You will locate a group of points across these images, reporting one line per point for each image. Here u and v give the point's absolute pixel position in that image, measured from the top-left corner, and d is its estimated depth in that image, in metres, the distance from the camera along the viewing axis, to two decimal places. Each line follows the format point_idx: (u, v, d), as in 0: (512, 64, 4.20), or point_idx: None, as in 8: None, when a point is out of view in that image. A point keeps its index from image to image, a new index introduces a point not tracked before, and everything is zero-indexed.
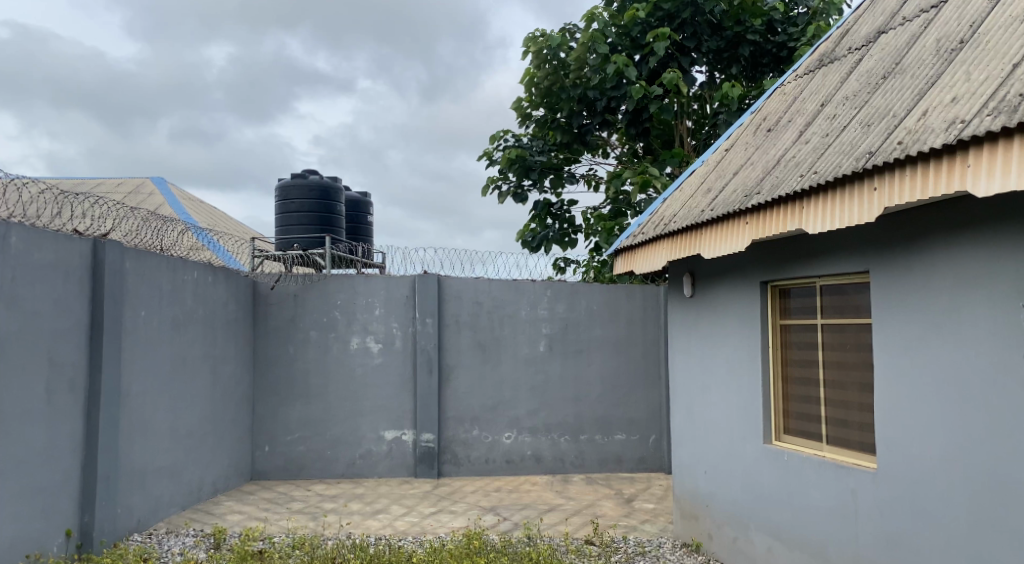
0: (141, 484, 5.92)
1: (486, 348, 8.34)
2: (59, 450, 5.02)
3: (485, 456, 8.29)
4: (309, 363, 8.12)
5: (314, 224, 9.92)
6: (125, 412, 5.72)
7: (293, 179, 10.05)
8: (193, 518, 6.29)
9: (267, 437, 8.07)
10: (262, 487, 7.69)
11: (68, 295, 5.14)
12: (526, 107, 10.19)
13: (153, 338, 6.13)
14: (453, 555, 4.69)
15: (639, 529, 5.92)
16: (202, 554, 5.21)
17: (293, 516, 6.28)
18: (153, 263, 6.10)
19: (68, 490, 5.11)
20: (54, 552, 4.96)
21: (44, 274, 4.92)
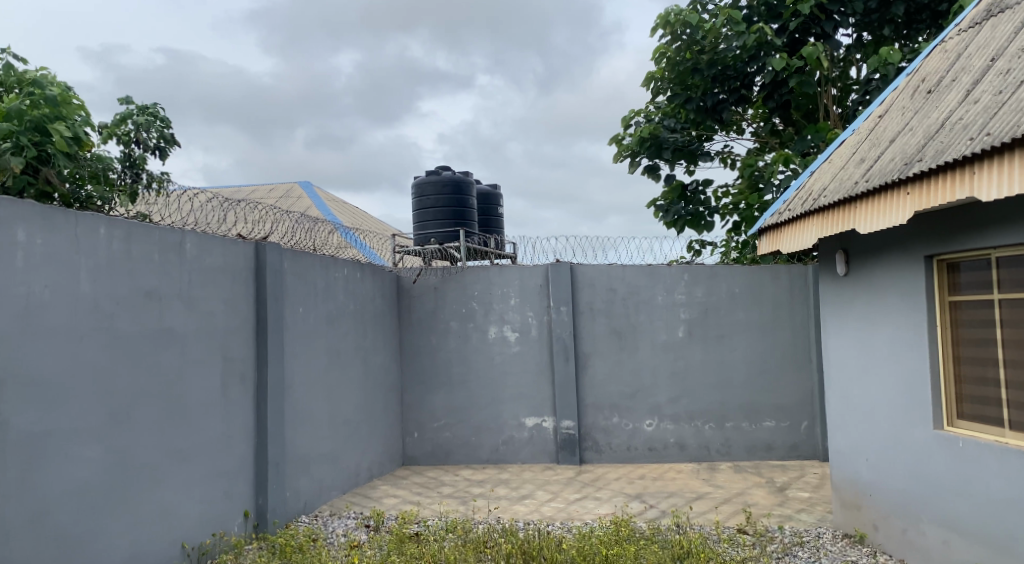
0: (305, 469, 6.34)
1: (623, 335, 8.27)
2: (234, 437, 5.47)
3: (627, 443, 8.23)
4: (450, 352, 8.39)
5: (448, 218, 10.20)
6: (289, 402, 6.14)
7: (427, 176, 10.38)
8: (353, 502, 6.66)
9: (415, 424, 8.41)
10: (413, 472, 8.03)
11: (236, 295, 5.58)
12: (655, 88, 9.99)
13: (310, 332, 6.53)
14: (603, 541, 4.68)
15: (795, 518, 5.69)
16: (363, 535, 5.51)
17: (444, 500, 6.51)
18: (308, 262, 6.51)
19: (243, 475, 5.57)
20: (235, 531, 5.43)
21: (215, 277, 5.36)
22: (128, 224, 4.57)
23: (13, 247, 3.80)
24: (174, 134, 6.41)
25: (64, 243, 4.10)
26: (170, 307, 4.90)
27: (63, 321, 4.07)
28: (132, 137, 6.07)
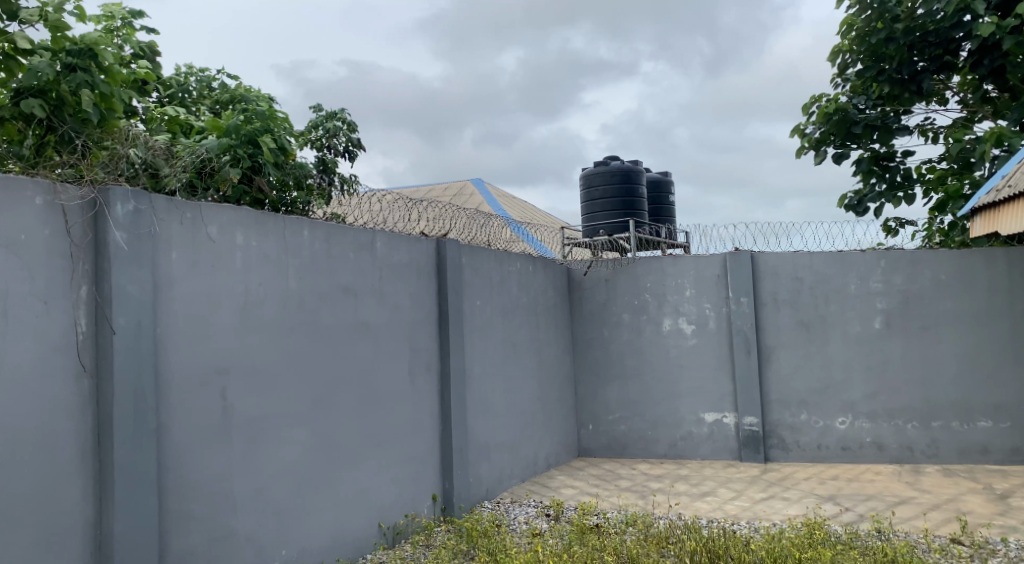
0: (487, 457, 6.55)
1: (810, 326, 7.80)
2: (422, 425, 5.77)
3: (817, 441, 7.76)
4: (624, 344, 8.32)
5: (618, 209, 10.10)
6: (470, 392, 6.37)
7: (596, 167, 10.35)
8: (533, 490, 6.79)
9: (590, 416, 8.43)
10: (590, 464, 8.05)
11: (420, 289, 5.87)
12: (839, 85, 8.93)
13: (488, 325, 6.74)
14: (796, 544, 4.44)
15: (1020, 531, 5.09)
16: (545, 524, 5.61)
17: (623, 493, 6.47)
18: (483, 257, 6.73)
19: (431, 460, 5.85)
20: (425, 513, 5.72)
21: (402, 272, 5.67)
22: (327, 225, 4.93)
23: (233, 249, 4.21)
24: (361, 138, 6.79)
25: (274, 245, 4.50)
26: (363, 301, 5.23)
27: (274, 316, 4.47)
28: (324, 142, 6.59)
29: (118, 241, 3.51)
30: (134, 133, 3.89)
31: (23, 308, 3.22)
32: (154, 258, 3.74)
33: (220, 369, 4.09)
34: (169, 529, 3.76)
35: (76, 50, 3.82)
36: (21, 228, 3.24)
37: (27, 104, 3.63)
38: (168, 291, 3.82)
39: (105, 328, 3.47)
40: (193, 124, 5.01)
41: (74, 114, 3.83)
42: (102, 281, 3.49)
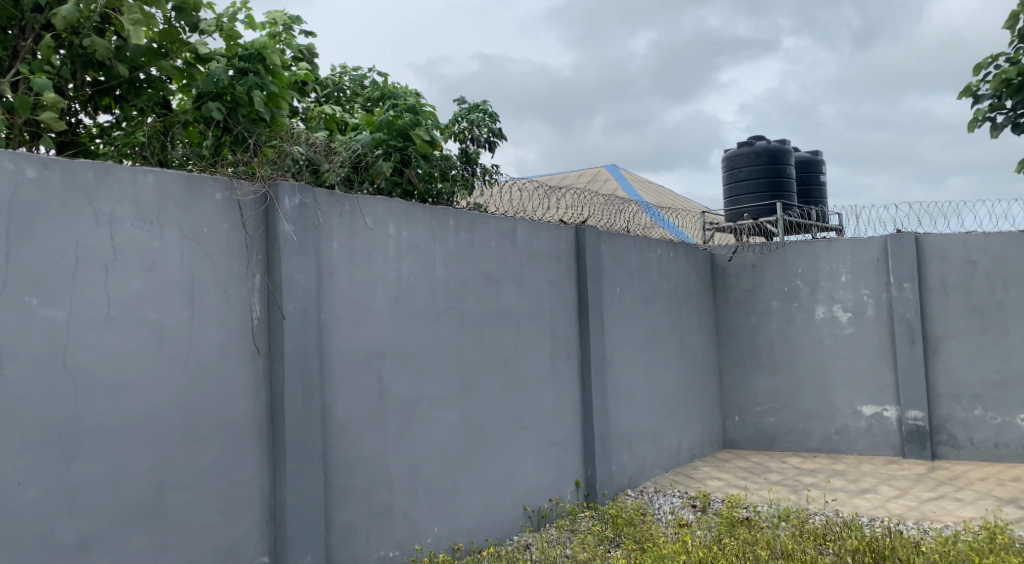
0: (630, 445, 6.50)
1: (986, 313, 7.15)
2: (564, 411, 5.81)
3: (994, 439, 7.11)
4: (773, 333, 7.99)
5: (763, 191, 9.68)
6: (612, 379, 6.34)
7: (739, 148, 9.96)
8: (678, 480, 6.68)
9: (736, 407, 8.16)
10: (736, 455, 7.81)
11: (561, 277, 5.90)
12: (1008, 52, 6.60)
13: (629, 312, 6.68)
14: (973, 549, 4.10)
15: None
16: (692, 514, 5.49)
17: (775, 486, 6.22)
18: (623, 244, 6.67)
19: (574, 446, 5.89)
20: (568, 498, 5.77)
21: (543, 260, 5.72)
22: (471, 215, 5.05)
23: (387, 239, 4.41)
24: (501, 128, 6.90)
25: (423, 234, 4.66)
26: (506, 288, 5.33)
27: (424, 302, 4.64)
28: (466, 134, 6.73)
29: (287, 232, 3.77)
30: (298, 131, 4.14)
31: (208, 296, 3.52)
32: (318, 248, 3.99)
33: (377, 353, 4.30)
34: (334, 502, 4.00)
35: (247, 55, 4.10)
36: (205, 222, 3.53)
37: (208, 107, 3.95)
38: (331, 279, 4.05)
39: (277, 314, 3.73)
40: (347, 120, 5.28)
41: (247, 114, 4.13)
42: (274, 270, 3.75)
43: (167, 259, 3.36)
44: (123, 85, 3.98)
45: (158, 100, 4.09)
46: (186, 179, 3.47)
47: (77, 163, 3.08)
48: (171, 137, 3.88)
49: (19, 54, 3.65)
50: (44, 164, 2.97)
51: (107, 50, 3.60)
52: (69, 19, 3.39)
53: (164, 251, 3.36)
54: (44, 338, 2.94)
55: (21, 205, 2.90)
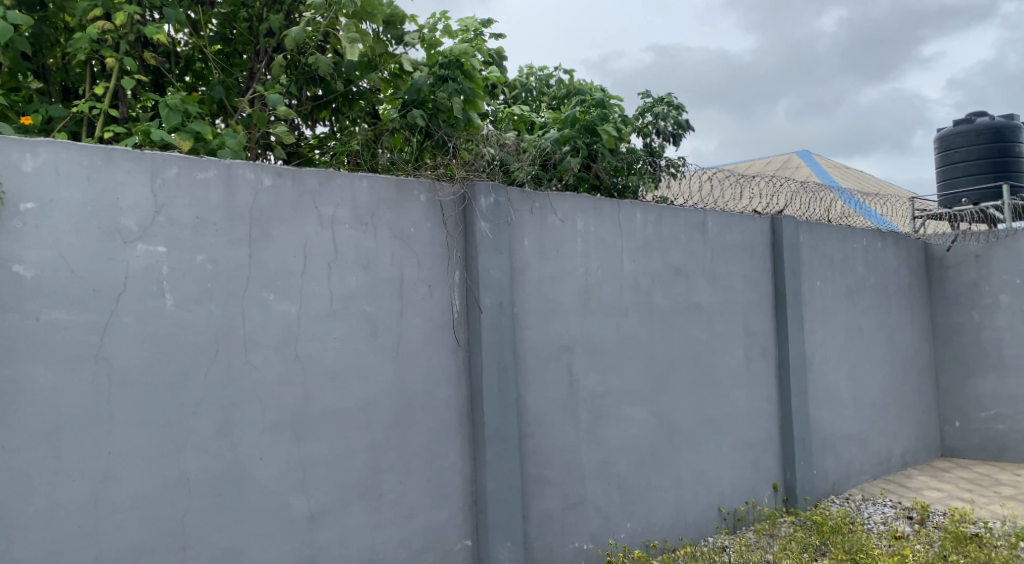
0: (833, 449, 6.09)
1: None
2: (760, 410, 5.56)
3: None
4: (1001, 330, 7.15)
5: (985, 173, 8.69)
6: (812, 378, 5.98)
7: (956, 126, 9.01)
8: (889, 489, 6.17)
9: (956, 412, 7.39)
10: (958, 466, 7.08)
11: (755, 270, 5.65)
12: None
13: (831, 307, 6.26)
14: None
15: None
16: (908, 527, 5.06)
17: (1007, 502, 5.57)
18: (823, 234, 6.26)
19: (771, 447, 5.62)
20: (766, 502, 5.52)
21: (737, 253, 5.51)
22: (660, 208, 4.96)
23: (576, 234, 4.45)
24: (687, 119, 6.72)
25: (611, 228, 4.65)
26: (697, 283, 5.18)
27: (615, 297, 4.63)
28: (651, 127, 6.63)
29: (483, 230, 3.92)
30: (492, 133, 4.29)
31: (414, 291, 3.74)
32: (511, 245, 4.10)
33: (569, 347, 4.36)
34: (531, 492, 4.10)
35: (447, 62, 4.30)
36: (411, 222, 3.75)
37: (412, 115, 4.19)
38: (523, 275, 4.15)
39: (475, 309, 3.88)
40: (535, 119, 5.38)
41: (446, 119, 4.33)
42: (472, 266, 3.91)
43: (379, 257, 3.61)
44: (339, 98, 4.37)
45: (368, 110, 4.40)
46: (394, 182, 3.70)
47: (304, 171, 3.38)
48: (380, 144, 4.16)
49: (255, 75, 4.08)
50: (278, 173, 3.30)
51: (328, 66, 3.95)
52: (298, 40, 3.77)
53: (377, 250, 3.61)
54: (279, 329, 3.26)
55: (259, 211, 3.23)
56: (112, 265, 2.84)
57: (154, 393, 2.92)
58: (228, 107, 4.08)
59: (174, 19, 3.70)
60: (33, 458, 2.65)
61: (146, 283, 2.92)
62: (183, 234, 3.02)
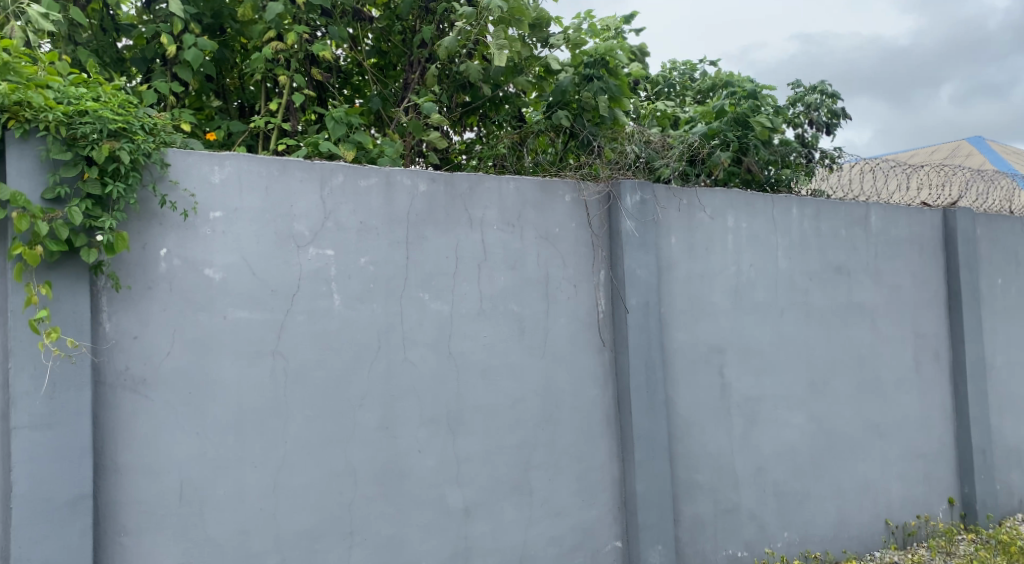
0: (1019, 462, 5.55)
1: None
2: (932, 418, 5.15)
3: None
4: None
5: None
6: (993, 384, 5.47)
7: None
8: None
9: None
10: None
11: (925, 267, 5.24)
12: None
13: (1015, 306, 5.70)
14: None
15: None
16: None
17: None
18: (1005, 227, 5.71)
19: (946, 458, 5.19)
20: (940, 517, 5.11)
21: (904, 249, 5.13)
22: (817, 202, 4.71)
23: (726, 231, 4.31)
24: (844, 108, 6.34)
25: (764, 225, 4.47)
26: (859, 281, 4.88)
27: (768, 297, 4.45)
28: (804, 118, 6.31)
29: (629, 228, 3.88)
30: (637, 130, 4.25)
31: (561, 290, 3.76)
32: (658, 244, 4.04)
33: (719, 348, 4.23)
34: (682, 496, 4.02)
35: (592, 61, 4.29)
36: (557, 222, 3.78)
37: (558, 115, 4.22)
38: (671, 274, 4.08)
39: (621, 308, 3.85)
40: (680, 115, 5.26)
41: (592, 118, 4.33)
42: (617, 265, 3.88)
43: (526, 257, 3.67)
44: (487, 104, 4.47)
45: (514, 114, 4.47)
46: (541, 183, 3.75)
47: (455, 175, 3.49)
48: (526, 146, 4.22)
49: (409, 85, 4.27)
50: (432, 178, 3.43)
51: (478, 73, 4.08)
52: (450, 49, 3.93)
53: (524, 250, 3.67)
54: (434, 328, 3.39)
55: (415, 215, 3.38)
56: (287, 268, 3.07)
57: (323, 388, 3.12)
58: (384, 116, 4.30)
59: (338, 36, 3.96)
60: (222, 446, 2.90)
61: (315, 284, 3.13)
62: (348, 238, 3.21)
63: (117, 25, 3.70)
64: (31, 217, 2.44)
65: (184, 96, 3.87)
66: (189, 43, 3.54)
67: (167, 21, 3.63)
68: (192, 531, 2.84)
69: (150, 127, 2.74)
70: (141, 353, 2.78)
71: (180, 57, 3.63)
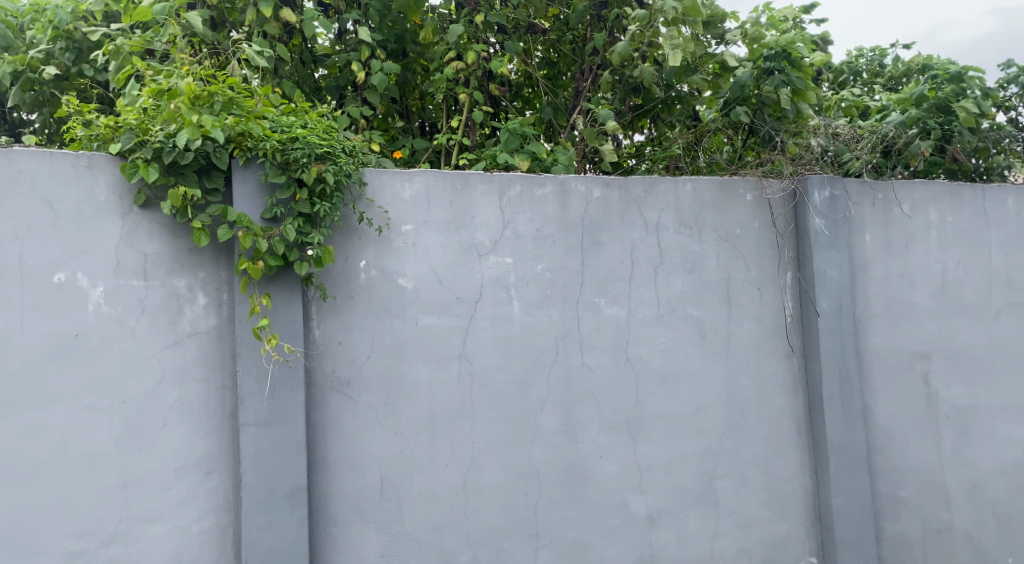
0: None
1: None
2: None
3: None
4: None
5: None
6: None
7: None
8: None
9: None
10: None
11: None
12: None
13: None
14: None
15: None
16: None
17: None
18: None
19: None
20: None
21: None
22: None
23: (928, 226, 3.96)
24: None
25: (973, 218, 4.06)
26: None
27: (980, 297, 4.03)
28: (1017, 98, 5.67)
29: (818, 227, 3.67)
30: (823, 124, 4.01)
31: (743, 294, 3.63)
32: (850, 242, 3.78)
33: (923, 353, 3.89)
34: (884, 513, 3.73)
35: (772, 55, 4.00)
36: (738, 223, 3.65)
37: (736, 113, 4.03)
38: (865, 274, 3.81)
39: (811, 311, 3.65)
40: (870, 103, 4.85)
41: (774, 113, 4.09)
42: (805, 266, 3.69)
43: (705, 260, 3.57)
44: (660, 105, 4.39)
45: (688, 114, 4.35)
46: (720, 183, 3.64)
47: (630, 179, 3.48)
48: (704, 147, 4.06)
49: (580, 93, 4.30)
50: (607, 184, 3.43)
51: (652, 76, 4.03)
52: (622, 54, 3.95)
53: (702, 253, 3.57)
54: (612, 333, 3.39)
55: (590, 221, 3.40)
56: (471, 276, 3.20)
57: (506, 392, 3.21)
58: (556, 126, 4.37)
59: (513, 51, 4.07)
60: (417, 446, 3.07)
61: (497, 291, 3.23)
62: (526, 246, 3.29)
63: (314, 57, 4.01)
64: (253, 235, 2.72)
65: (372, 118, 4.11)
66: (377, 68, 3.78)
67: (356, 49, 3.89)
68: (392, 525, 3.02)
69: (350, 150, 2.97)
70: (345, 357, 3.00)
71: (369, 82, 3.89)
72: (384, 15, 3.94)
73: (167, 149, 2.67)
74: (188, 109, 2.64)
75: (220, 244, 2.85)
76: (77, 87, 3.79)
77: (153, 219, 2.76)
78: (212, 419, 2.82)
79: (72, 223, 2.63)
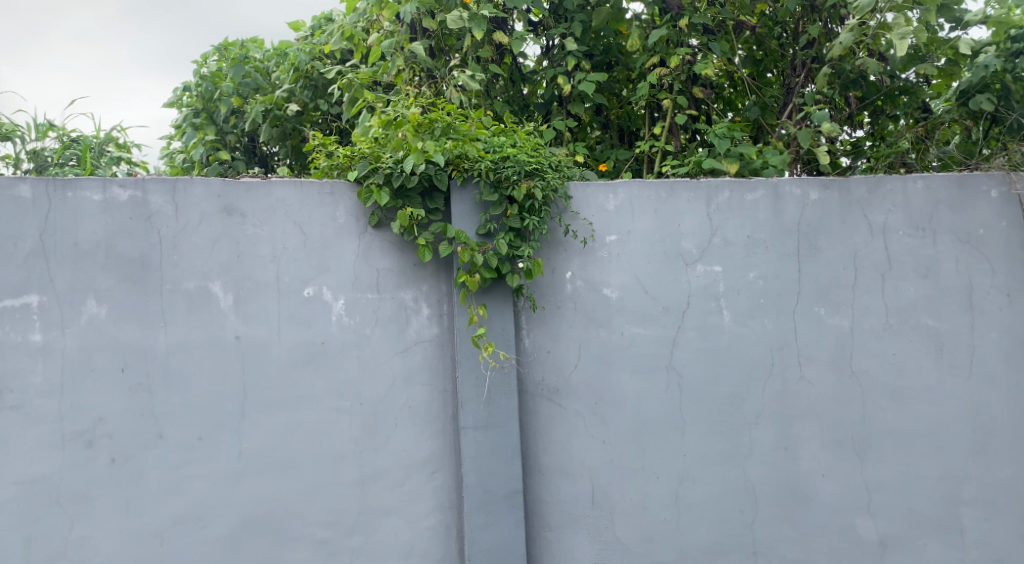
0: None
1: None
2: None
3: None
4: None
5: None
6: None
7: None
8: None
9: None
10: None
11: None
12: None
13: None
14: None
15: None
16: None
17: None
18: None
19: None
20: None
21: None
22: None
23: None
24: None
25: None
26: None
27: None
28: None
29: None
30: None
31: (989, 301, 3.25)
32: None
33: None
34: None
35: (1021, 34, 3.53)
36: (981, 222, 3.28)
37: (976, 101, 3.62)
38: None
39: None
40: None
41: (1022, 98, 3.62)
42: None
43: (942, 264, 3.25)
44: (881, 97, 4.08)
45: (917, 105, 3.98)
46: (959, 178, 3.29)
47: (852, 179, 3.25)
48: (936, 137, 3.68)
49: (792, 89, 4.10)
50: (825, 185, 3.24)
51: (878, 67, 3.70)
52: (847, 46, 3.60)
53: (938, 257, 3.25)
54: (834, 344, 3.19)
55: (807, 225, 3.22)
56: (678, 285, 3.16)
57: (719, 403, 3.13)
58: (764, 126, 4.21)
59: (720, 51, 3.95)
60: (628, 456, 3.09)
61: (706, 301, 3.16)
62: (736, 254, 3.19)
63: (522, 75, 4.14)
64: (471, 249, 2.88)
65: (575, 130, 4.19)
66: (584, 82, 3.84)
67: (563, 62, 3.97)
68: (604, 533, 3.06)
69: (556, 165, 3.06)
70: (556, 366, 3.09)
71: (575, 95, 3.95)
72: (588, 28, 4.02)
73: (395, 174, 2.90)
74: (413, 136, 2.88)
75: (441, 258, 3.05)
76: (314, 120, 4.24)
77: (384, 238, 3.02)
78: (436, 423, 3.02)
79: (317, 244, 2.95)
